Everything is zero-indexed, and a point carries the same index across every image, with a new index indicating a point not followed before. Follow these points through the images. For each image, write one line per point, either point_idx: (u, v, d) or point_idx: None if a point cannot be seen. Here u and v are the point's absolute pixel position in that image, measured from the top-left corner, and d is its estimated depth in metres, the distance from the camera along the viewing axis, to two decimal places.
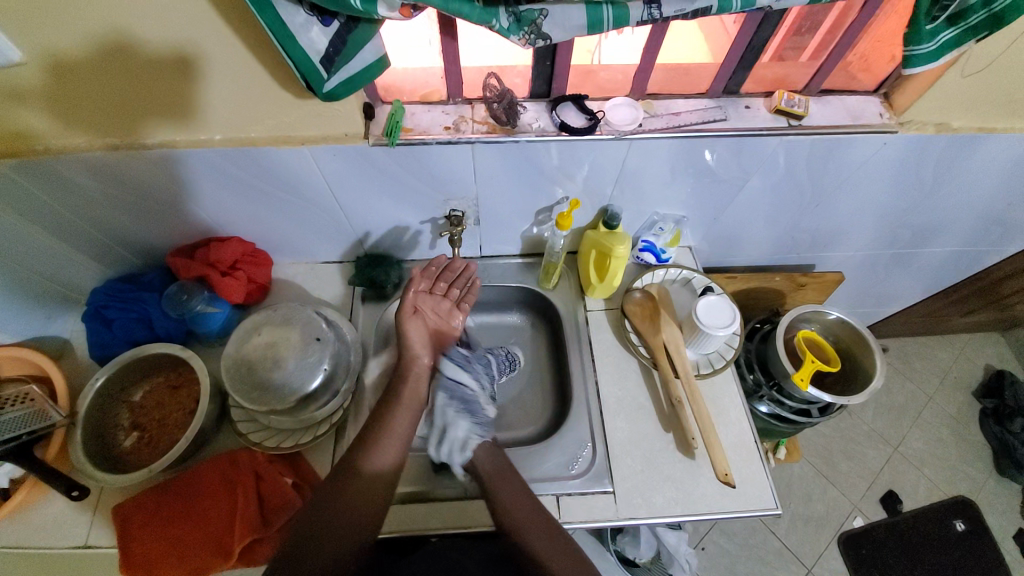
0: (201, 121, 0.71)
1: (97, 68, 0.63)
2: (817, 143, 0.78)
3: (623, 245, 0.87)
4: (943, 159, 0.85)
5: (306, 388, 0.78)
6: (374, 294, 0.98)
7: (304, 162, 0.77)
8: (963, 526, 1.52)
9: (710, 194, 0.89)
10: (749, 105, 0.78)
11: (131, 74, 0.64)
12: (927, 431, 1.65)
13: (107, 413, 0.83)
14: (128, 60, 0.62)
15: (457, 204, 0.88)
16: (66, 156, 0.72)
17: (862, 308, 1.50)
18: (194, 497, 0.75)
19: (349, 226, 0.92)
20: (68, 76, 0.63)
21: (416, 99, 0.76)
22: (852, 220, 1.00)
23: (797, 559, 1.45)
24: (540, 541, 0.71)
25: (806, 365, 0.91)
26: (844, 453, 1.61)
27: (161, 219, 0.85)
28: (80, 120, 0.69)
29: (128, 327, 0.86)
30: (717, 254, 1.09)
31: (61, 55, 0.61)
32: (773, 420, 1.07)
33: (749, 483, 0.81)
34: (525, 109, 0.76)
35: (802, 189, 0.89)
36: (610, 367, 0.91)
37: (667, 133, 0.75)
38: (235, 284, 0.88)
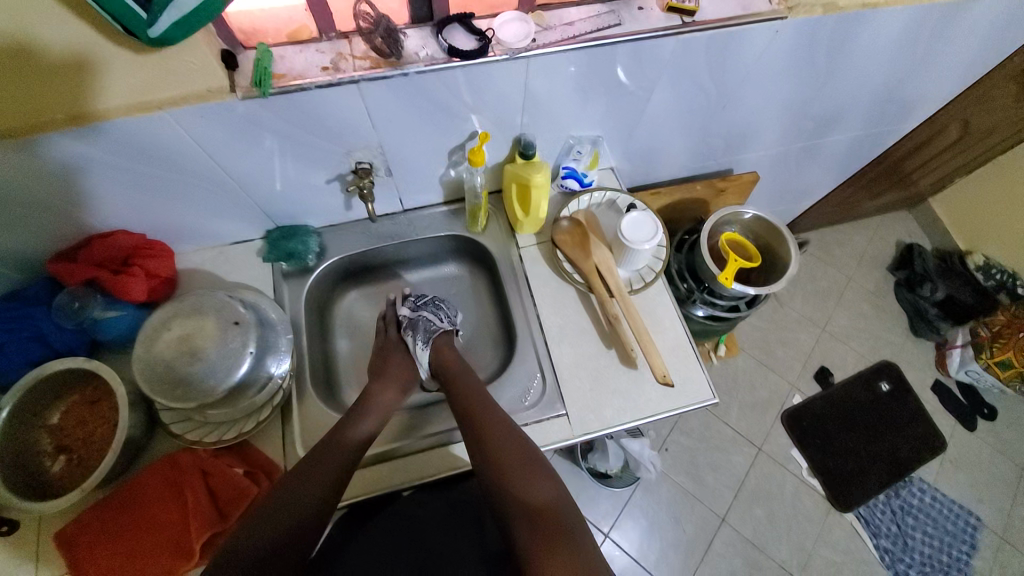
0: (43, 101, 0.60)
1: None
2: (713, 39, 0.77)
3: (540, 174, 0.85)
4: (834, 41, 0.87)
5: (235, 375, 0.74)
6: (296, 268, 0.93)
7: (175, 131, 0.68)
8: (885, 385, 1.72)
9: (622, 109, 0.88)
10: (642, 6, 0.76)
11: None
12: (849, 308, 1.82)
13: (25, 442, 0.75)
14: None
15: (361, 155, 0.82)
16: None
17: (783, 205, 1.59)
18: (142, 505, 0.71)
19: (249, 199, 0.84)
20: None
21: (283, 40, 0.68)
22: (760, 117, 1.03)
23: (748, 441, 1.60)
24: (509, 443, 0.73)
25: (730, 264, 0.96)
26: (780, 340, 1.75)
27: (24, 226, 0.74)
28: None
29: (25, 348, 0.76)
30: (639, 172, 1.10)
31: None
32: (708, 321, 1.13)
33: (687, 380, 0.86)
34: (408, 36, 0.70)
35: (708, 92, 0.90)
36: (549, 297, 0.92)
37: (563, 45, 0.71)
38: (129, 279, 0.79)
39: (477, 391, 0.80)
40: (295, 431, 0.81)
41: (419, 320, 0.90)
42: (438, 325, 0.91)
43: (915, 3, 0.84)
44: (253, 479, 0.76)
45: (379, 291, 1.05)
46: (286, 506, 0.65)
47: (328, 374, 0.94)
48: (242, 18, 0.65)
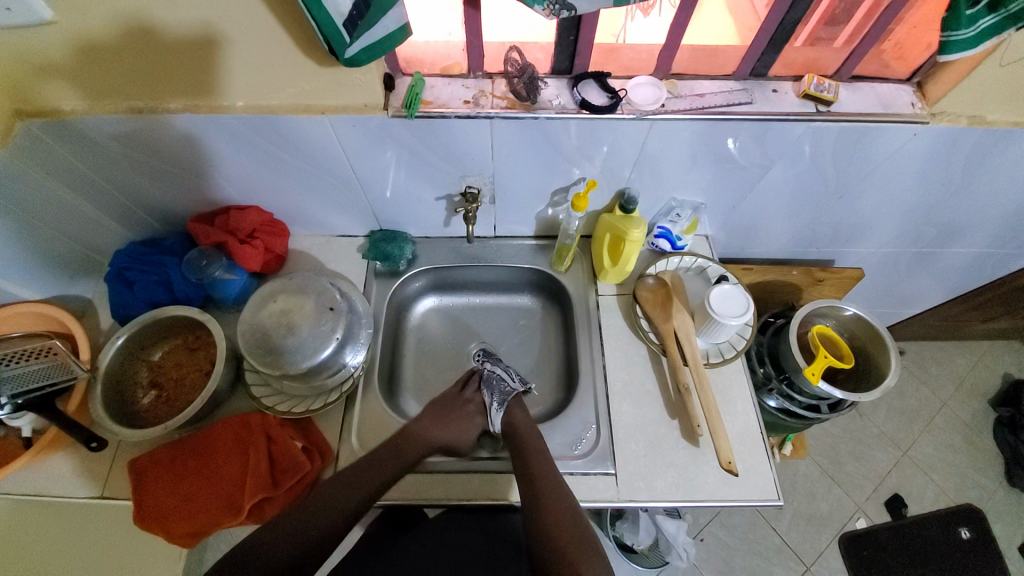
0: (222, 88, 0.72)
1: (128, 33, 0.64)
2: (845, 131, 0.76)
3: (638, 229, 0.86)
4: (977, 154, 0.82)
5: (319, 356, 0.79)
6: (387, 270, 1.00)
7: (323, 132, 0.77)
8: (969, 532, 1.49)
9: (731, 181, 0.88)
10: (777, 89, 0.77)
11: (156, 41, 0.65)
12: (938, 436, 1.63)
13: (128, 371, 0.85)
14: (155, 28, 0.63)
15: (473, 181, 0.88)
16: (116, 121, 0.74)
17: (881, 307, 1.47)
18: (208, 454, 0.77)
19: (365, 200, 0.93)
20: (101, 40, 0.65)
21: (436, 72, 0.76)
22: (875, 214, 0.98)
23: (797, 556, 1.45)
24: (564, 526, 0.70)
25: (819, 359, 0.90)
26: (852, 453, 1.59)
27: (183, 185, 0.87)
28: (132, 91, 0.72)
29: (151, 289, 0.87)
30: (733, 245, 1.07)
31: (90, 20, 0.62)
32: (781, 414, 1.06)
33: (752, 473, 0.80)
34: (546, 85, 0.75)
35: (825, 180, 0.87)
36: (619, 351, 0.92)
37: (690, 114, 0.73)
38: (252, 249, 0.89)
39: (534, 448, 0.78)
40: (353, 418, 0.85)
41: (490, 377, 0.88)
42: (510, 385, 0.87)
43: None
44: (308, 456, 0.79)
45: (453, 307, 1.09)
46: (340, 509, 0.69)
47: (393, 372, 0.98)
48: (407, 49, 0.73)
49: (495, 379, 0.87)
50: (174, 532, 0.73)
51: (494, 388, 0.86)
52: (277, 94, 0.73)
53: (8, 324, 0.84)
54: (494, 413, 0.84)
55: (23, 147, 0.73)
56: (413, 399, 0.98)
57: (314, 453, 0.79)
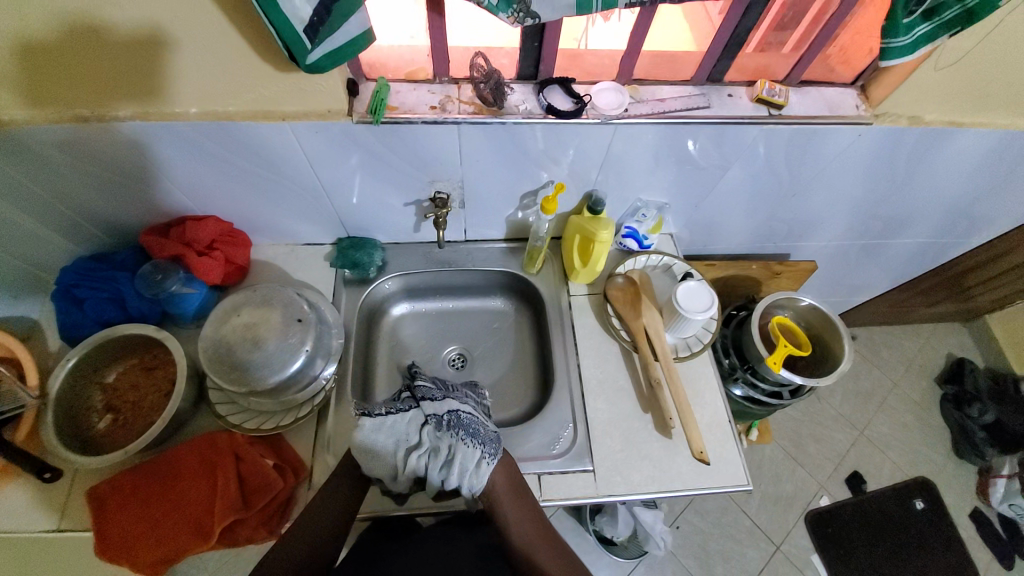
0: (175, 95, 0.69)
1: (66, 36, 0.60)
2: (796, 132, 0.80)
3: (606, 231, 0.88)
4: (915, 152, 0.89)
5: (288, 370, 0.77)
6: (356, 277, 0.98)
7: (285, 139, 0.75)
8: (921, 503, 1.61)
9: (693, 182, 0.91)
10: (732, 94, 0.80)
11: (99, 46, 0.62)
12: (890, 415, 1.74)
13: (80, 394, 0.80)
14: (96, 32, 0.60)
15: (442, 186, 0.87)
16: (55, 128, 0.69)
17: (835, 296, 1.56)
18: (173, 478, 0.73)
19: (331, 207, 0.91)
20: (35, 46, 0.61)
21: (401, 77, 0.75)
22: (827, 210, 1.04)
23: (766, 536, 1.51)
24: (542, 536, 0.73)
25: (780, 348, 0.95)
26: (813, 436, 1.68)
27: (133, 196, 0.82)
28: (72, 97, 0.67)
29: (101, 307, 0.82)
30: (698, 242, 1.11)
31: (24, 22, 0.58)
32: (746, 402, 1.11)
33: (723, 460, 0.84)
34: (512, 90, 0.76)
35: (780, 178, 0.92)
36: (592, 350, 0.93)
37: (653, 118, 0.76)
38: (212, 263, 0.86)
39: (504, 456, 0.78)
40: (326, 431, 0.83)
41: (463, 416, 0.73)
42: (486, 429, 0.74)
43: (1001, 127, 0.85)
44: (280, 473, 0.77)
45: (426, 313, 1.08)
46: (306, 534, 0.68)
47: (365, 384, 0.96)
48: (369, 53, 0.72)
49: (470, 431, 0.72)
50: (138, 563, 0.70)
51: (476, 439, 0.72)
52: (235, 99, 0.70)
53: None
54: (484, 469, 0.70)
55: None
56: None
57: (287, 470, 0.77)
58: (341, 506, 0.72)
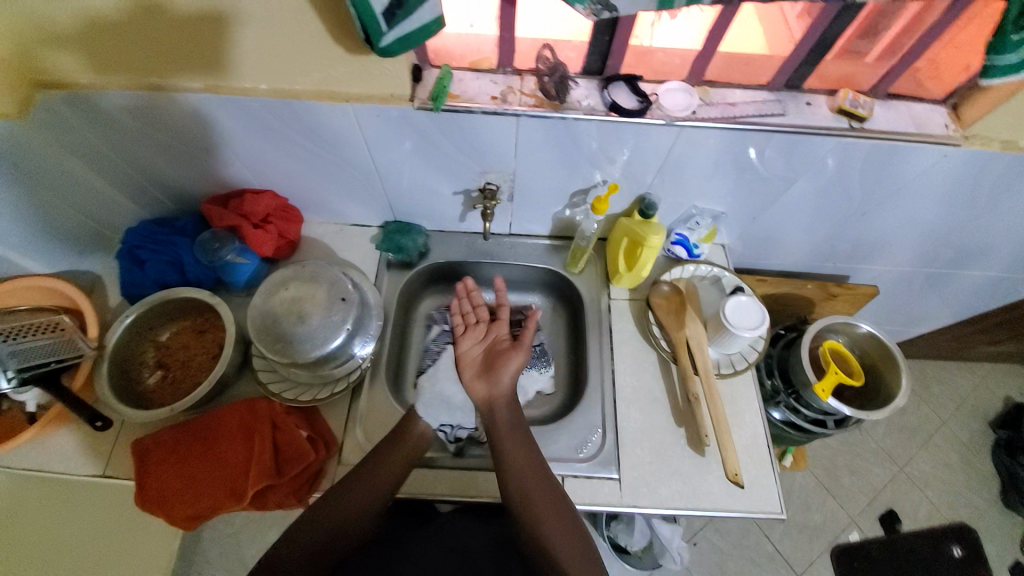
0: (243, 67, 0.69)
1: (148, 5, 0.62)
2: (875, 149, 0.75)
3: (658, 236, 0.85)
4: (1003, 180, 0.81)
5: (329, 347, 0.79)
6: (399, 261, 0.99)
7: (345, 119, 0.75)
8: (959, 551, 1.50)
9: (753, 192, 0.87)
10: (811, 102, 0.75)
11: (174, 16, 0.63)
12: (936, 455, 1.63)
13: (134, 349, 0.84)
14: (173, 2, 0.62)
15: (493, 177, 0.86)
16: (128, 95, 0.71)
17: (889, 325, 1.46)
18: (213, 439, 0.76)
19: (381, 190, 0.91)
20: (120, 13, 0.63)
21: (465, 66, 0.74)
22: (895, 233, 0.97)
23: (787, 565, 1.46)
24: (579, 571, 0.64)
25: (829, 376, 0.90)
26: (848, 467, 1.60)
27: (198, 165, 0.85)
28: (147, 65, 0.69)
29: (162, 270, 0.86)
30: (750, 255, 1.06)
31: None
32: (786, 427, 1.06)
33: (758, 486, 0.80)
34: (576, 85, 0.74)
35: (848, 196, 0.86)
36: (629, 356, 0.91)
37: (721, 123, 0.72)
38: (265, 236, 0.88)
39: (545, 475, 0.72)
40: (359, 410, 0.85)
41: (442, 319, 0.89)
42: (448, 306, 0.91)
43: None
44: (312, 446, 0.79)
45: None
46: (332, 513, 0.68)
47: (398, 367, 0.97)
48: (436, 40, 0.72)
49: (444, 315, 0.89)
50: (176, 514, 0.73)
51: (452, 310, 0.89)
52: (304, 77, 0.70)
53: (14, 297, 0.84)
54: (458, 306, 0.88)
55: (37, 115, 0.71)
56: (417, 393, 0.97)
57: (319, 444, 0.79)
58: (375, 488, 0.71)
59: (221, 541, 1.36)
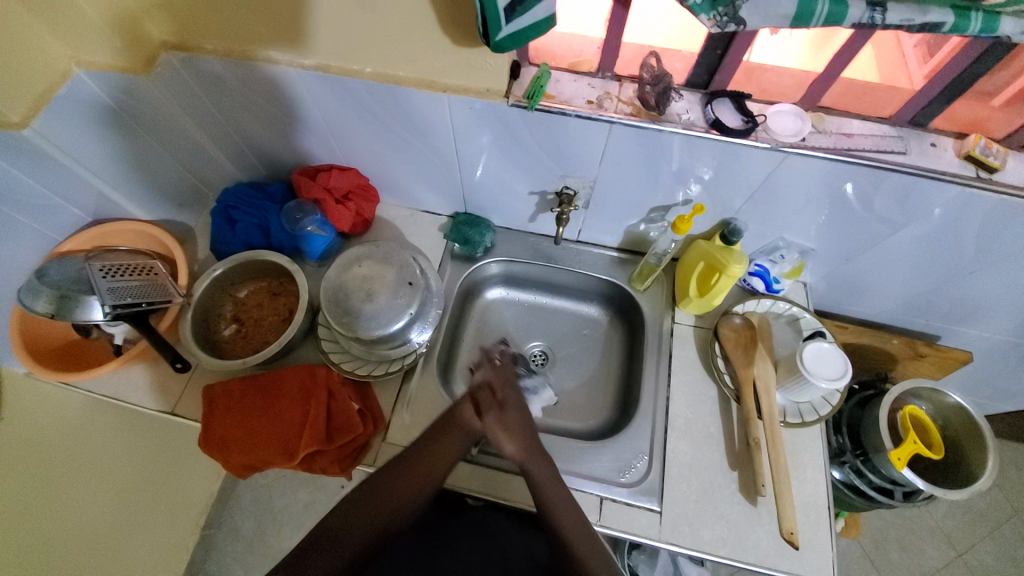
0: (352, 49, 0.72)
1: None
2: (1009, 204, 0.67)
3: (739, 265, 0.80)
4: None
5: (389, 328, 0.80)
6: (464, 253, 1.00)
7: (439, 108, 0.76)
8: None
9: (851, 232, 0.80)
10: (936, 143, 0.68)
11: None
12: (1009, 550, 1.45)
13: (215, 302, 0.90)
14: None
15: (572, 182, 0.85)
16: (243, 63, 0.74)
17: (976, 396, 1.32)
18: (274, 397, 0.80)
19: (458, 181, 0.92)
20: None
21: (564, 66, 0.73)
22: (1007, 298, 0.87)
23: None
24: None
25: (908, 445, 0.81)
26: (903, 543, 1.45)
27: (294, 137, 0.89)
28: (264, 37, 0.73)
29: (249, 231, 0.91)
30: (832, 298, 0.98)
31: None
32: (845, 489, 0.97)
33: (811, 548, 0.74)
34: (679, 97, 0.70)
35: (962, 251, 0.78)
36: (685, 385, 0.87)
37: (831, 154, 0.67)
38: (345, 213, 0.92)
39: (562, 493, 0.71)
40: (409, 393, 0.86)
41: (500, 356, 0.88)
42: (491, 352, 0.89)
43: None
44: (361, 419, 0.81)
45: (520, 303, 1.08)
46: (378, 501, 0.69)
47: (449, 357, 0.98)
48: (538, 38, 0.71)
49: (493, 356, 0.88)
50: (231, 460, 0.78)
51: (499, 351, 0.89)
52: (406, 65, 0.72)
53: (117, 237, 0.91)
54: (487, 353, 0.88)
55: (161, 74, 0.77)
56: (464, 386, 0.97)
57: (368, 418, 0.81)
58: (413, 477, 0.72)
59: (255, 490, 1.44)
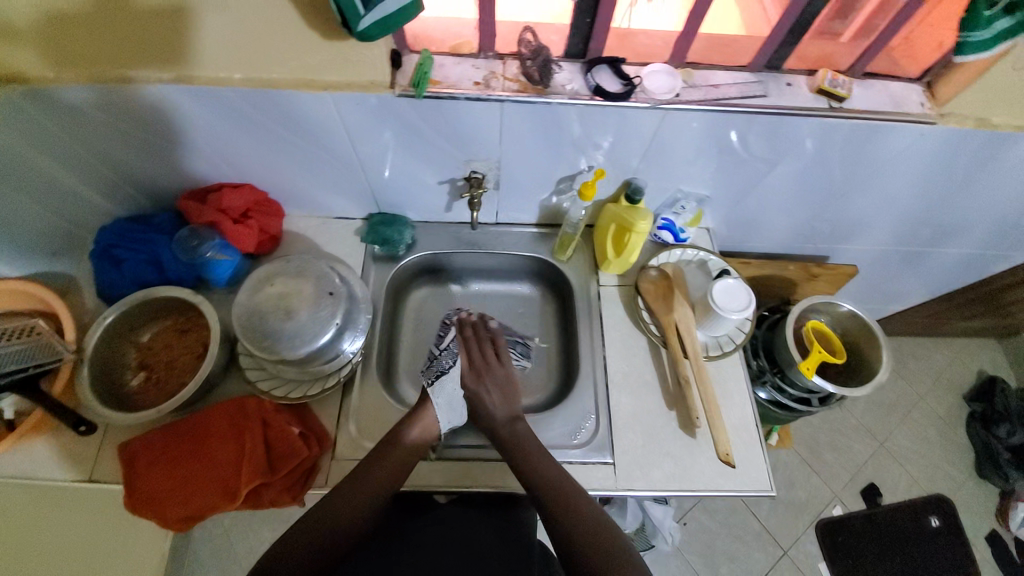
0: (216, 58, 0.68)
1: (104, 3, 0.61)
2: (854, 130, 0.76)
3: (645, 221, 0.85)
4: (980, 155, 0.83)
5: (317, 343, 0.77)
6: (386, 254, 0.98)
7: (325, 109, 0.74)
8: (937, 521, 1.56)
9: (736, 175, 0.87)
10: (790, 83, 0.76)
11: (132, 19, 0.63)
12: (913, 430, 1.68)
13: (115, 352, 0.82)
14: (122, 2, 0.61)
15: (478, 166, 0.86)
16: (97, 86, 0.69)
17: (867, 303, 1.50)
18: (203, 439, 0.75)
19: (364, 181, 0.90)
20: (74, 17, 0.63)
21: (445, 50, 0.73)
22: (872, 213, 0.99)
23: (774, 540, 1.50)
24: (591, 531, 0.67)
25: (813, 354, 0.91)
26: (831, 444, 1.64)
27: (173, 159, 0.83)
28: (112, 56, 0.67)
29: (139, 269, 0.84)
30: (734, 238, 1.07)
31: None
32: (772, 406, 1.08)
33: (749, 464, 0.82)
34: (559, 69, 0.73)
35: (829, 177, 0.88)
36: (618, 341, 0.92)
37: (703, 105, 0.72)
38: (246, 231, 0.86)
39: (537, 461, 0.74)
40: (351, 405, 0.84)
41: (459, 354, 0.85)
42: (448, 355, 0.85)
43: None
44: (305, 441, 0.78)
45: (451, 293, 1.08)
46: (334, 521, 0.67)
47: (390, 361, 0.96)
48: (416, 25, 0.71)
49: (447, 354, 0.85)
50: (167, 516, 0.72)
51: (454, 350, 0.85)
52: (280, 67, 0.69)
53: None
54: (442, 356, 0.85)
55: None
56: (410, 387, 0.96)
57: (312, 439, 0.78)
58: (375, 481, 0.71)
59: (212, 542, 1.35)
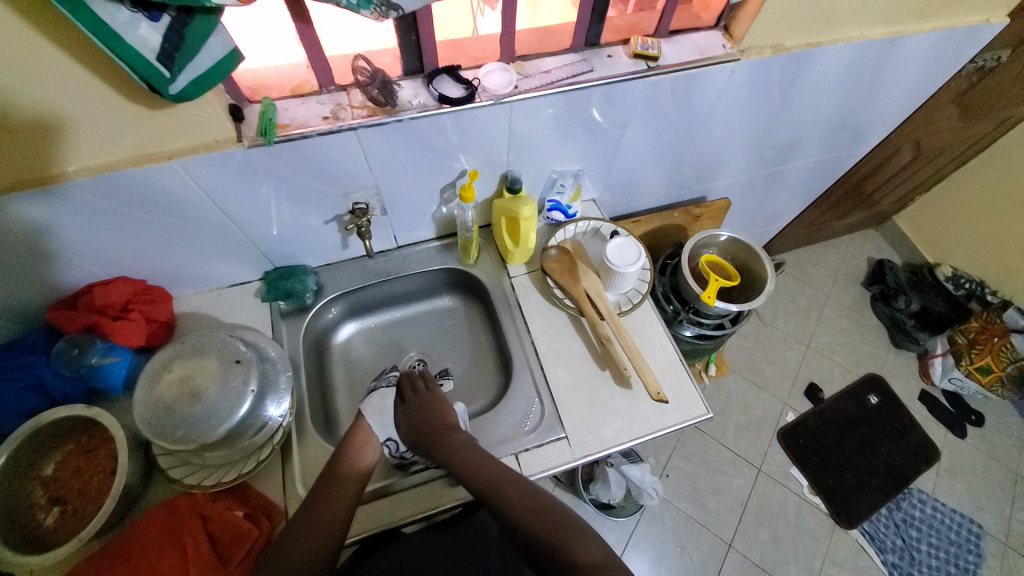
0: (45, 157, 0.64)
1: None
2: (676, 81, 0.86)
3: (528, 207, 0.91)
4: (785, 77, 0.96)
5: (237, 415, 0.74)
6: (293, 307, 0.95)
7: (179, 179, 0.72)
8: (873, 398, 1.76)
9: (598, 145, 0.95)
10: (611, 54, 0.84)
11: None
12: (829, 325, 1.88)
13: (19, 496, 0.73)
14: None
15: (358, 196, 0.87)
16: None
17: (755, 228, 1.67)
18: (140, 557, 0.68)
19: (249, 242, 0.88)
20: None
21: (287, 94, 0.74)
22: (726, 147, 1.11)
23: (748, 462, 1.61)
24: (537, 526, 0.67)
25: (712, 283, 1.01)
26: (768, 359, 1.80)
27: (24, 278, 0.75)
28: None
29: (20, 397, 0.75)
30: (619, 201, 1.16)
31: None
32: (697, 340, 1.17)
33: (684, 397, 0.89)
34: (402, 87, 0.77)
35: (676, 126, 0.98)
36: (542, 324, 0.96)
37: (544, 90, 0.79)
38: (133, 325, 0.81)
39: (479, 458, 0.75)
40: (294, 468, 0.81)
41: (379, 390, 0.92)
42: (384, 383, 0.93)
43: (853, 39, 0.94)
44: (252, 521, 0.75)
45: (375, 329, 1.07)
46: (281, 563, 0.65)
47: (328, 411, 0.94)
48: (248, 75, 0.71)
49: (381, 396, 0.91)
50: None
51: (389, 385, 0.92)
52: (112, 147, 0.67)
53: None
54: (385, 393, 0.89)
55: None
56: None
57: (260, 516, 0.75)
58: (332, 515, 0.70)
59: None
